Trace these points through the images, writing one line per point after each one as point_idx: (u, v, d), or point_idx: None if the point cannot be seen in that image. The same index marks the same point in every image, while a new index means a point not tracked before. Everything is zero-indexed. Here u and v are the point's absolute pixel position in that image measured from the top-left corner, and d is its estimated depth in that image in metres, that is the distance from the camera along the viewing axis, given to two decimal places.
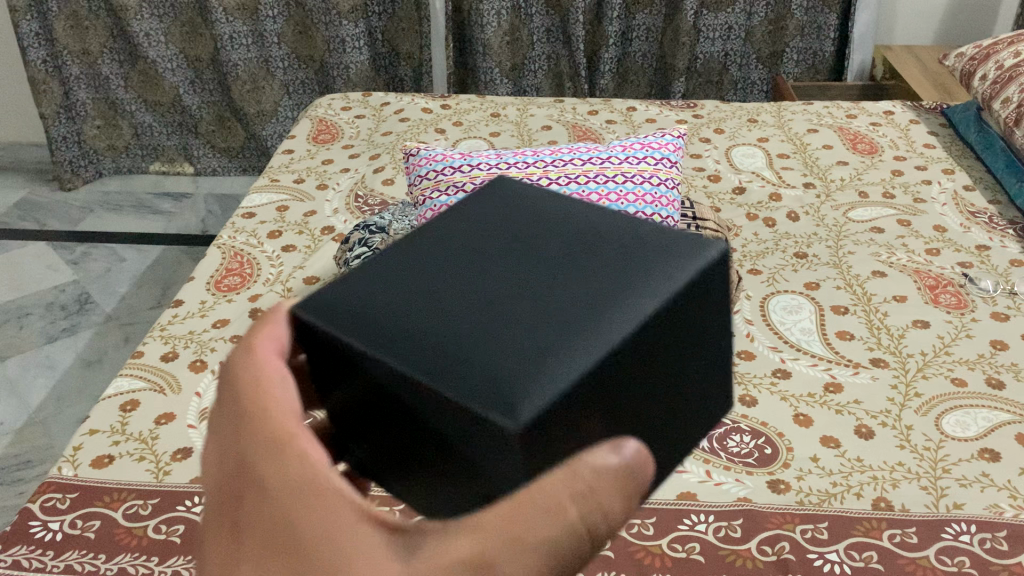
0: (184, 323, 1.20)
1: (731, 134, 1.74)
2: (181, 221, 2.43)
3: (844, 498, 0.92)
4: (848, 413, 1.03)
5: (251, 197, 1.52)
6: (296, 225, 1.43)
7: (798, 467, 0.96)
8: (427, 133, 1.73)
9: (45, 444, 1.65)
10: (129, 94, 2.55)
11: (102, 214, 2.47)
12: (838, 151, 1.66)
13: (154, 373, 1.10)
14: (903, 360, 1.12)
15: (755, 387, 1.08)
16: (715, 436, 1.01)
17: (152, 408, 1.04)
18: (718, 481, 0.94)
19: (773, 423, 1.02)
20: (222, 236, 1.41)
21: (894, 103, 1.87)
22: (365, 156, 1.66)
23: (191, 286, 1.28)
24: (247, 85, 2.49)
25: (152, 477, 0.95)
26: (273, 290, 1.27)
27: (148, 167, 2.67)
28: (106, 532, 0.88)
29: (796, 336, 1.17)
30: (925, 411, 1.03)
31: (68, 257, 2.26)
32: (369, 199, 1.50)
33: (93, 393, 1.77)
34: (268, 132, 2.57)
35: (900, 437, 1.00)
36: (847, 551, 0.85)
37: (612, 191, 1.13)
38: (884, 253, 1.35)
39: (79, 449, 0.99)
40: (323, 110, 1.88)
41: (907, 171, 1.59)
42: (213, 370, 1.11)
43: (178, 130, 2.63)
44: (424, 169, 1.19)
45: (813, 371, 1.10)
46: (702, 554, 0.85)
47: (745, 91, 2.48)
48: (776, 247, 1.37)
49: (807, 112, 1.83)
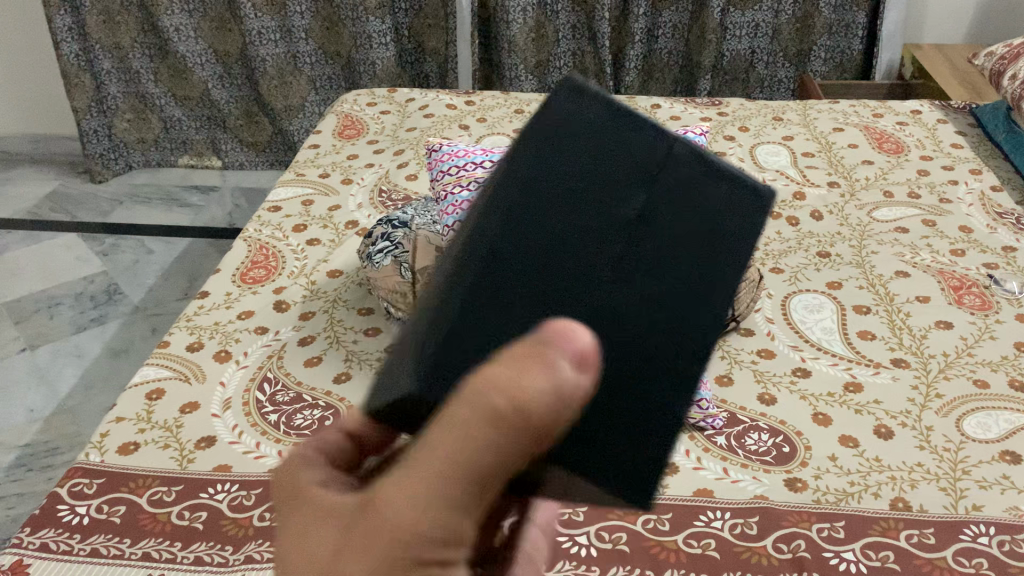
0: (209, 314, 1.22)
1: (756, 132, 1.73)
2: (208, 214, 2.46)
3: (862, 497, 0.92)
4: (868, 413, 1.03)
5: (277, 192, 1.54)
6: (320, 220, 1.45)
7: (816, 465, 0.96)
8: (451, 129, 1.74)
9: (73, 432, 1.68)
10: (158, 88, 2.58)
11: (131, 206, 2.51)
12: (864, 151, 1.65)
13: (180, 363, 1.12)
14: (924, 360, 1.11)
15: (774, 385, 1.08)
16: (734, 434, 1.01)
17: (178, 397, 1.06)
18: (735, 478, 0.95)
19: (792, 421, 1.02)
20: (248, 229, 1.43)
21: (922, 102, 1.85)
22: (389, 152, 1.67)
23: (218, 278, 1.30)
24: (275, 80, 2.52)
25: (176, 464, 0.96)
26: (298, 283, 1.28)
27: (177, 161, 2.71)
28: (131, 517, 0.90)
29: (817, 335, 1.17)
30: (946, 412, 1.03)
31: (97, 249, 2.29)
32: (393, 194, 1.52)
33: (119, 383, 1.80)
34: (295, 127, 2.60)
35: (919, 438, 0.99)
36: (863, 550, 0.85)
37: None
38: (909, 253, 1.34)
39: (106, 436, 1.01)
40: (349, 105, 1.89)
41: (933, 171, 1.58)
42: (238, 360, 1.13)
43: (207, 124, 2.67)
44: (447, 165, 1.19)
45: (833, 371, 1.10)
46: (717, 550, 0.86)
47: (771, 89, 2.47)
48: (798, 246, 1.37)
49: (833, 110, 1.82)
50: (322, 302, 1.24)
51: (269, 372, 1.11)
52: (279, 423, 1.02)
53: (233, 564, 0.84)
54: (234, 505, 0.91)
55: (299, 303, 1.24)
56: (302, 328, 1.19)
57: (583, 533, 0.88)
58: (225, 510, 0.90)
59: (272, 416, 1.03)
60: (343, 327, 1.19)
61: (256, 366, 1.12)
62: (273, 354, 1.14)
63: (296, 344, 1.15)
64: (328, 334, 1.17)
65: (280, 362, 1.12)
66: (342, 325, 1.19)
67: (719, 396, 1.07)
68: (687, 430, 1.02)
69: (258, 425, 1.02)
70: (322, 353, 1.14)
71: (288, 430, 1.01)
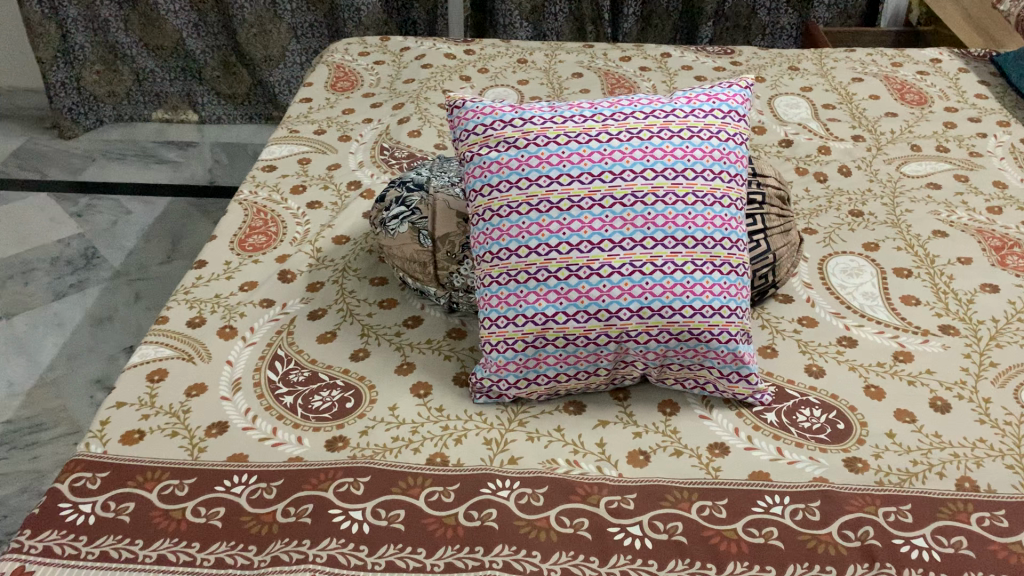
0: (209, 285, 1.13)
1: (772, 82, 1.65)
2: (187, 171, 2.35)
3: (926, 477, 0.86)
4: (921, 384, 0.98)
5: (270, 150, 1.44)
6: (320, 180, 1.36)
7: (875, 443, 0.90)
8: (451, 81, 1.65)
9: (58, 406, 1.59)
10: (129, 38, 2.43)
11: (105, 163, 2.38)
12: (886, 102, 1.57)
13: (181, 341, 1.03)
14: (974, 327, 1.06)
15: (820, 355, 1.02)
16: (785, 410, 0.94)
17: (182, 378, 0.98)
18: (791, 459, 0.88)
19: (843, 395, 0.96)
20: (243, 192, 1.33)
21: (941, 50, 1.77)
22: (387, 106, 1.57)
23: (214, 245, 1.21)
24: (254, 29, 2.39)
25: (187, 455, 0.88)
26: (301, 250, 1.19)
27: (151, 115, 2.57)
28: (141, 515, 0.82)
29: (859, 300, 1.11)
30: (1002, 382, 0.98)
31: (72, 210, 2.17)
32: (395, 151, 1.42)
33: (106, 353, 1.71)
34: (275, 78, 2.48)
35: (979, 411, 0.94)
36: (934, 535, 0.80)
37: (678, 147, 0.95)
38: (945, 211, 1.28)
39: (106, 423, 0.92)
40: (340, 55, 1.77)
41: (960, 123, 1.51)
42: (244, 337, 1.04)
43: (182, 76, 2.53)
44: (472, 122, 1.00)
45: (880, 339, 1.04)
46: (781, 539, 0.80)
47: (773, 36, 2.37)
48: (828, 205, 1.30)
49: (850, 59, 1.74)
50: (331, 271, 1.15)
51: (280, 349, 1.02)
52: (295, 406, 0.94)
53: (259, 566, 0.77)
54: (254, 499, 0.83)
55: (305, 272, 1.15)
56: (312, 299, 1.10)
57: (636, 523, 0.81)
58: (246, 505, 0.83)
59: (287, 399, 0.95)
60: (355, 298, 1.10)
61: (266, 343, 1.03)
62: (282, 329, 1.05)
63: (306, 317, 1.07)
64: (340, 307, 1.09)
65: (291, 337, 1.04)
66: (354, 296, 1.11)
67: (763, 368, 1.00)
68: (734, 406, 0.95)
69: (273, 408, 0.94)
70: (336, 328, 1.05)
71: (308, 412, 0.93)
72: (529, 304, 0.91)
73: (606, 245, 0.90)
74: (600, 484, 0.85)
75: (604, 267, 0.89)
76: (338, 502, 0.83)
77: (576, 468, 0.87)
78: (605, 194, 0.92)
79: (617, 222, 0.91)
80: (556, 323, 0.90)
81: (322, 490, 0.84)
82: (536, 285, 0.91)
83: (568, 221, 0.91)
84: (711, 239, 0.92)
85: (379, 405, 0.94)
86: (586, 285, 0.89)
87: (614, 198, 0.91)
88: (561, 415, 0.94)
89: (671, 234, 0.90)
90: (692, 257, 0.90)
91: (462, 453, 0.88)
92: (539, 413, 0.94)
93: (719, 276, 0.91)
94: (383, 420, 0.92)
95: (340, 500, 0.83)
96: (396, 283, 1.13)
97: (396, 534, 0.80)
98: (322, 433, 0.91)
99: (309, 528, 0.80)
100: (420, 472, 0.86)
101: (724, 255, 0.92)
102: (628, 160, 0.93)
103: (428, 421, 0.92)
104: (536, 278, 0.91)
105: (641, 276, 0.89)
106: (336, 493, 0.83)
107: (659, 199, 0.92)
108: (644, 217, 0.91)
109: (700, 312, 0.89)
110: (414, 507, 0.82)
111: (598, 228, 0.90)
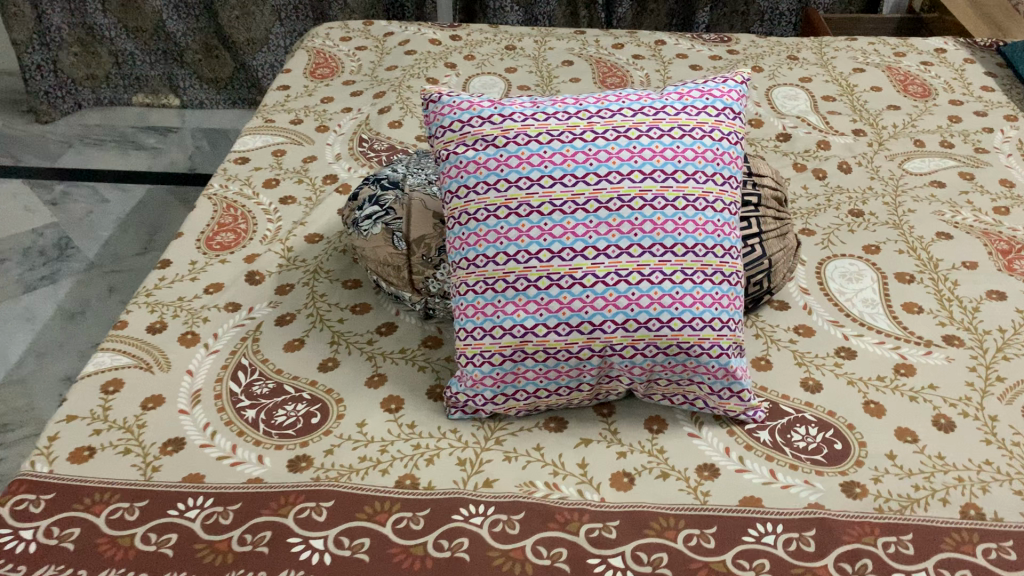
0: (172, 287, 1.07)
1: (770, 72, 1.58)
2: (167, 158, 2.28)
3: (929, 504, 0.81)
4: (924, 401, 0.92)
5: (243, 140, 1.37)
6: (295, 173, 1.29)
7: (874, 466, 0.85)
8: (436, 68, 1.58)
9: (26, 406, 1.53)
10: (107, 19, 2.35)
11: (83, 149, 2.31)
12: (888, 94, 1.51)
13: (140, 349, 0.97)
14: (980, 337, 1.00)
15: (817, 368, 0.96)
16: (778, 428, 0.89)
17: (138, 390, 0.92)
18: (785, 483, 0.83)
19: (841, 412, 0.90)
20: (213, 186, 1.26)
21: (946, 40, 1.71)
22: (368, 94, 1.51)
23: (180, 244, 1.14)
24: (236, 11, 2.32)
25: (139, 475, 0.83)
26: (272, 250, 1.13)
27: (131, 99, 2.50)
28: (86, 542, 0.76)
29: (858, 308, 1.05)
30: (1010, 398, 0.92)
31: (46, 198, 2.10)
32: (375, 143, 1.36)
33: (77, 349, 1.65)
34: (258, 62, 2.41)
35: (985, 431, 0.88)
36: (937, 569, 0.75)
37: (668, 147, 0.88)
38: (949, 212, 1.22)
39: (55, 439, 0.86)
40: (320, 40, 1.70)
41: (966, 117, 1.45)
42: (207, 344, 0.98)
43: (162, 59, 2.45)
44: (448, 118, 0.93)
45: (881, 351, 0.98)
46: (773, 572, 0.74)
47: (772, 22, 2.29)
48: (827, 204, 1.24)
49: (851, 48, 1.67)
50: (302, 273, 1.09)
51: (244, 357, 0.96)
52: (258, 422, 0.88)
53: None
54: (209, 524, 0.78)
55: (275, 274, 1.09)
56: (280, 303, 1.04)
57: (618, 554, 0.76)
58: (200, 531, 0.77)
59: (249, 413, 0.89)
60: (326, 303, 1.04)
61: (229, 351, 0.97)
62: (248, 336, 0.99)
63: (273, 323, 1.01)
64: (309, 312, 1.03)
65: (256, 345, 0.98)
66: (325, 300, 1.05)
67: (756, 382, 0.94)
68: (725, 424, 0.89)
69: (233, 424, 0.88)
70: (305, 335, 0.99)
71: (270, 428, 0.87)
72: (508, 315, 0.85)
73: (591, 252, 0.84)
74: (580, 510, 0.80)
75: (587, 276, 0.83)
76: (299, 529, 0.78)
77: (555, 491, 0.82)
78: (589, 198, 0.85)
79: (602, 228, 0.85)
80: (536, 335, 0.84)
81: (282, 516, 0.78)
82: (514, 295, 0.85)
83: (549, 226, 0.85)
84: (702, 246, 0.86)
85: (347, 421, 0.88)
86: (568, 295, 0.83)
87: (599, 202, 0.85)
88: (541, 433, 0.88)
89: (659, 241, 0.84)
90: (682, 266, 0.84)
91: (434, 475, 0.83)
92: (518, 431, 0.88)
93: (710, 286, 0.85)
94: (350, 438, 0.86)
95: (300, 527, 0.77)
96: (370, 286, 1.07)
97: (360, 565, 0.74)
98: (285, 451, 0.85)
99: (266, 558, 0.75)
100: (388, 496, 0.80)
101: (715, 263, 0.86)
102: (614, 161, 0.87)
103: (398, 439, 0.86)
104: (515, 287, 0.85)
105: (627, 286, 0.83)
106: (297, 519, 0.78)
107: (646, 203, 0.85)
108: (631, 222, 0.85)
109: (690, 325, 0.83)
110: (381, 535, 0.77)
111: (582, 234, 0.84)
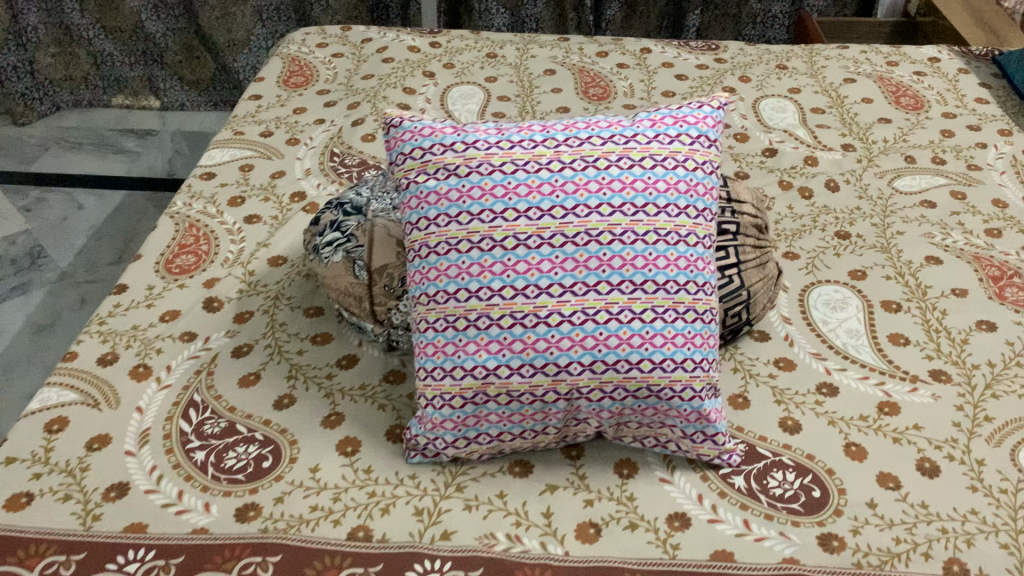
0: (126, 315, 1.02)
1: (758, 82, 1.53)
2: (146, 162, 2.23)
3: (910, 559, 0.76)
4: (908, 443, 0.88)
5: (210, 154, 1.32)
6: (261, 190, 1.24)
7: (853, 516, 0.80)
8: (413, 77, 1.53)
9: None
10: (85, 19, 2.30)
11: (59, 152, 2.26)
12: (879, 106, 1.46)
13: (88, 383, 0.93)
14: (968, 373, 0.96)
15: (797, 407, 0.92)
16: (754, 473, 0.84)
17: (84, 429, 0.88)
18: (759, 536, 0.78)
19: (821, 455, 0.86)
20: (176, 204, 1.22)
21: (940, 48, 1.66)
22: (342, 105, 1.46)
23: (137, 267, 1.10)
24: (217, 12, 2.27)
25: (78, 524, 0.78)
26: (233, 273, 1.09)
27: (111, 100, 2.45)
28: None
29: (842, 339, 1.00)
30: (998, 441, 0.88)
31: (21, 204, 2.06)
32: (346, 158, 1.31)
33: (45, 364, 1.61)
34: (240, 64, 2.37)
35: (971, 477, 0.84)
36: None
37: (638, 178, 0.84)
38: (939, 234, 1.17)
39: None
40: (296, 46, 1.65)
41: (959, 131, 1.40)
42: (159, 378, 0.94)
43: (142, 60, 2.40)
44: (408, 145, 0.89)
45: (864, 387, 0.94)
46: None
47: (765, 25, 2.24)
48: (813, 226, 1.19)
49: (842, 57, 1.62)
50: (262, 300, 1.04)
51: (196, 393, 0.92)
52: (206, 465, 0.84)
53: None
54: None
55: (234, 301, 1.04)
56: (238, 333, 1.00)
57: None
58: None
59: (198, 455, 0.85)
60: (286, 333, 1.00)
61: (181, 386, 0.93)
62: (202, 369, 0.95)
63: (229, 355, 0.97)
64: (268, 344, 0.98)
65: (210, 380, 0.94)
66: (285, 330, 1.00)
67: (732, 422, 0.90)
68: (698, 468, 0.85)
69: (181, 467, 0.84)
70: (261, 368, 0.95)
71: (220, 473, 0.83)
72: (469, 355, 0.80)
73: (556, 290, 0.80)
74: (541, 565, 0.75)
75: (552, 315, 0.79)
76: None
77: (516, 544, 0.77)
78: (555, 232, 0.81)
79: (568, 264, 0.80)
80: (498, 377, 0.79)
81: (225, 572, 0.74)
82: (476, 334, 0.80)
83: (512, 262, 0.81)
84: (674, 282, 0.81)
85: (300, 465, 0.84)
86: (531, 335, 0.79)
87: (565, 236, 0.81)
88: (504, 478, 0.84)
89: (629, 277, 0.80)
90: (652, 304, 0.80)
91: (389, 525, 0.78)
92: (480, 475, 0.84)
93: (683, 325, 0.80)
94: (303, 485, 0.82)
95: None
96: (333, 314, 1.02)
97: None
98: (233, 498, 0.81)
99: None
100: (339, 550, 0.76)
101: (688, 301, 0.81)
102: (582, 193, 0.82)
103: (353, 486, 0.82)
104: (476, 326, 0.80)
105: (594, 325, 0.79)
106: None
107: (615, 237, 0.81)
108: (599, 258, 0.80)
109: (660, 367, 0.79)
110: None
111: (547, 271, 0.80)
